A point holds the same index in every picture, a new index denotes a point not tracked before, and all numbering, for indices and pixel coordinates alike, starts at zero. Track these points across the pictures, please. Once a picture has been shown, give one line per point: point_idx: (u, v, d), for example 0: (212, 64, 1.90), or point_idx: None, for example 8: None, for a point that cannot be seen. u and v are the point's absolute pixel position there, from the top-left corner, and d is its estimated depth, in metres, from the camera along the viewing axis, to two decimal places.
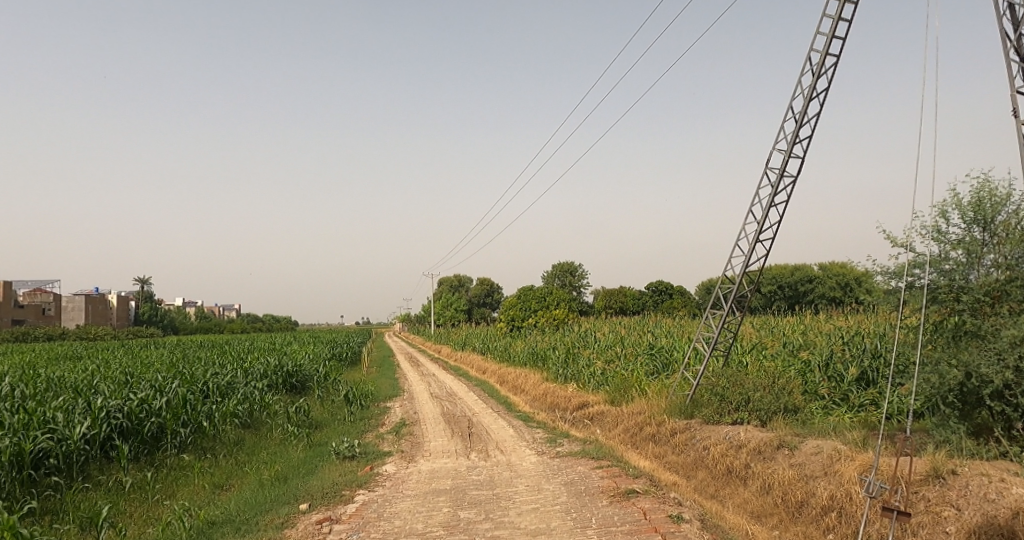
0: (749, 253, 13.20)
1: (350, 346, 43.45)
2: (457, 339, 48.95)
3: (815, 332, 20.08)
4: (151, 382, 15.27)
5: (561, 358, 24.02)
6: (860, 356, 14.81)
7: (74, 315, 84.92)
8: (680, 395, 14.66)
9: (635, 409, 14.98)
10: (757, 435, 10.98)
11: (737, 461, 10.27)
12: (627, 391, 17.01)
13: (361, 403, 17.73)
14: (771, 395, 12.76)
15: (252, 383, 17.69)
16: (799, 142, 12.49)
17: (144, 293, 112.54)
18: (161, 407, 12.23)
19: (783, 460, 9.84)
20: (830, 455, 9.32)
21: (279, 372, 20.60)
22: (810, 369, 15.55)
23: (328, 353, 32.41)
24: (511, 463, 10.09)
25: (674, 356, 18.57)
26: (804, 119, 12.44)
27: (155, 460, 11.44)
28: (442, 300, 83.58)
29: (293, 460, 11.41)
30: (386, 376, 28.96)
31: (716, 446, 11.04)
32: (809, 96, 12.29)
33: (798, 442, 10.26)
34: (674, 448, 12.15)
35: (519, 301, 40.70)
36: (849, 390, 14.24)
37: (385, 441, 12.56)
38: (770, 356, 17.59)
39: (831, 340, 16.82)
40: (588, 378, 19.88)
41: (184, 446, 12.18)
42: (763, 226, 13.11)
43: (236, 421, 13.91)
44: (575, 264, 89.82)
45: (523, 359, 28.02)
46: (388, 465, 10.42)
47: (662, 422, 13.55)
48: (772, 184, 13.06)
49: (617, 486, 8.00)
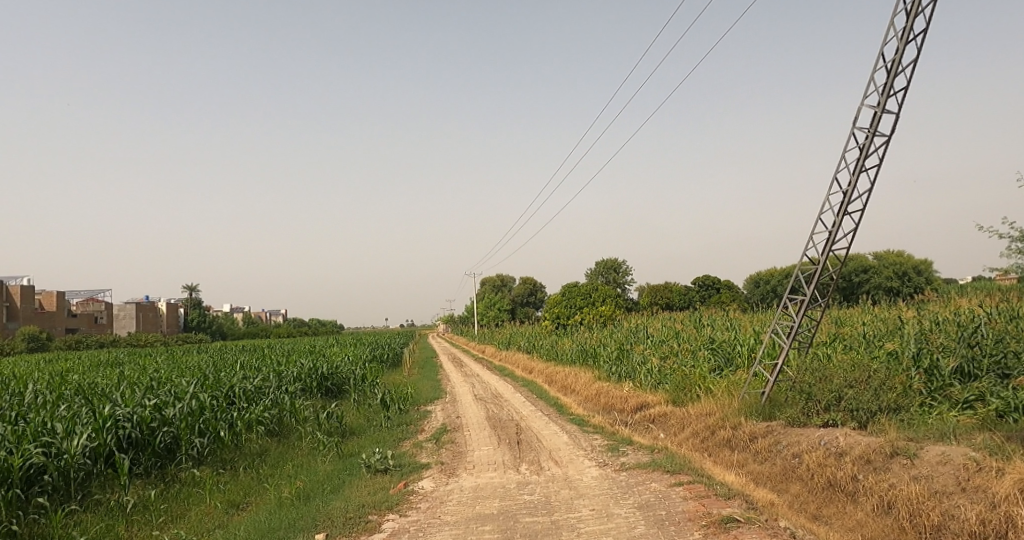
0: (834, 226, 11.36)
1: (391, 347, 42.39)
2: (500, 339, 47.56)
3: (894, 321, 17.95)
4: (174, 387, 14.28)
5: (612, 355, 22.33)
6: (957, 347, 12.85)
7: (126, 322, 86.61)
8: (755, 394, 12.85)
9: (703, 410, 13.28)
10: (861, 440, 9.16)
11: (839, 472, 8.51)
12: (690, 391, 15.33)
13: (398, 407, 16.43)
14: (869, 392, 10.83)
15: (283, 387, 16.57)
16: (893, 95, 10.59)
17: (193, 300, 114.75)
18: (174, 416, 11.25)
19: (901, 471, 8.05)
20: (967, 465, 7.52)
21: (314, 375, 19.51)
22: (899, 360, 13.60)
23: (367, 355, 31.30)
24: (568, 478, 8.56)
25: (739, 349, 16.76)
26: (898, 68, 10.54)
27: (167, 475, 10.44)
28: (483, 300, 82.60)
29: (319, 475, 10.14)
30: (428, 377, 27.78)
31: (810, 453, 9.30)
32: (905, 39, 10.40)
33: (916, 447, 8.45)
34: (755, 456, 10.43)
35: (563, 299, 39.17)
36: (950, 384, 12.20)
37: (423, 451, 11.14)
38: (849, 348, 15.57)
39: (922, 329, 14.74)
40: (644, 376, 18.17)
41: (201, 458, 11.15)
42: (850, 195, 11.23)
43: (261, 430, 12.81)
44: (619, 260, 88.33)
45: (572, 357, 26.41)
46: (424, 481, 8.99)
47: (737, 425, 11.80)
48: (860, 145, 11.17)
49: (707, 511, 6.38)
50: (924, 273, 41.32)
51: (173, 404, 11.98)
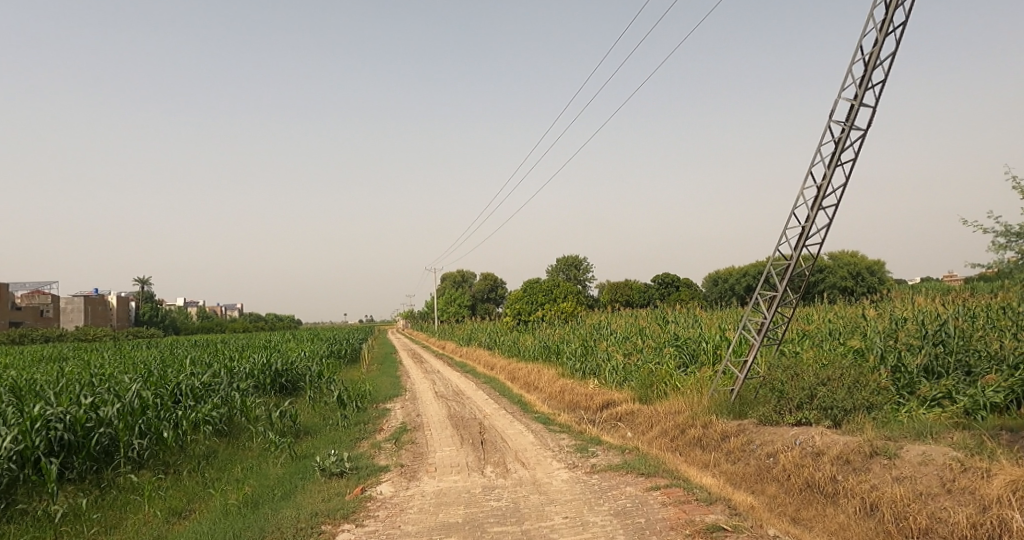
0: (807, 222, 11.09)
1: (350, 343, 41.31)
2: (461, 335, 46.88)
3: (857, 319, 17.97)
4: (113, 384, 13.30)
5: (576, 352, 21.95)
6: (924, 345, 12.77)
7: (72, 316, 82.96)
8: (725, 392, 12.57)
9: (672, 408, 12.94)
10: (838, 440, 8.88)
11: (817, 473, 8.21)
12: (657, 389, 15.00)
13: (355, 405, 15.69)
14: (843, 390, 10.58)
15: (234, 384, 15.65)
16: (869, 88, 10.32)
17: (144, 293, 110.76)
18: (113, 415, 10.38)
19: (881, 472, 7.78)
20: (950, 465, 7.27)
21: (267, 371, 18.59)
22: (867, 357, 13.48)
23: (325, 351, 30.31)
24: (537, 481, 8.06)
25: (705, 346, 16.53)
26: (876, 61, 10.28)
27: (103, 480, 9.60)
28: (444, 297, 81.70)
29: (269, 479, 9.42)
30: (387, 374, 27.00)
31: (786, 453, 9.00)
32: (884, 31, 10.13)
33: (895, 446, 8.21)
34: (727, 455, 10.10)
35: (525, 295, 38.76)
36: (918, 381, 12.09)
37: (381, 453, 10.49)
38: (815, 345, 15.47)
39: (887, 326, 14.69)
40: (609, 373, 17.81)
41: (141, 461, 10.32)
42: (824, 189, 10.94)
43: (208, 429, 11.98)
44: (581, 257, 88.46)
45: (534, 354, 25.99)
46: (383, 485, 8.39)
47: (707, 423, 11.49)
48: (835, 139, 10.89)
49: (690, 519, 5.96)
50: (876, 273, 42.23)
51: (112, 402, 11.08)
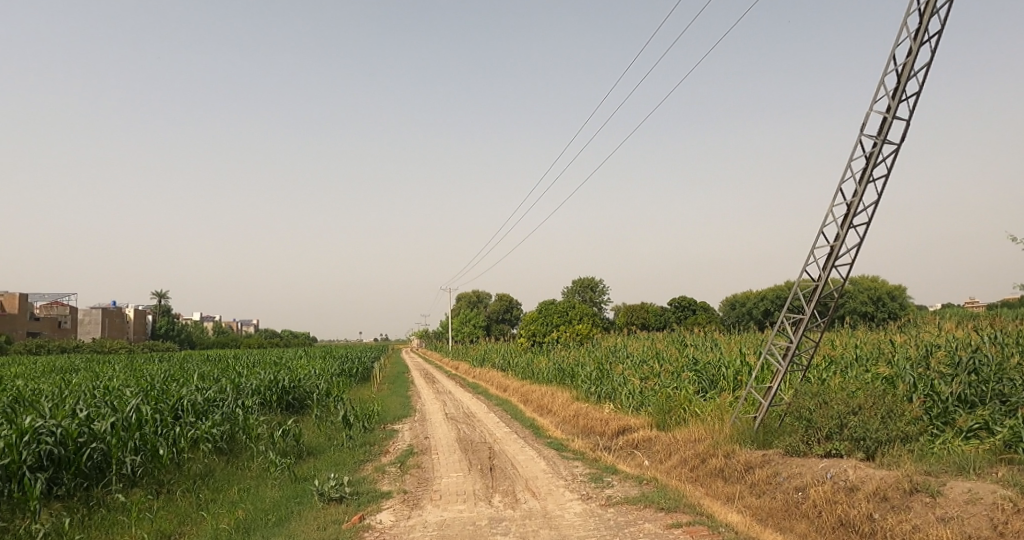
0: (837, 240, 10.54)
1: (362, 361, 40.94)
2: (475, 355, 46.37)
3: (884, 344, 17.24)
4: (114, 398, 12.95)
5: (591, 375, 21.32)
6: (958, 372, 12.04)
7: (91, 328, 83.57)
8: (749, 420, 11.91)
9: (692, 436, 12.30)
10: (873, 474, 8.22)
11: (852, 510, 7.57)
12: (676, 415, 14.36)
13: (362, 426, 15.20)
14: (876, 420, 9.92)
15: (239, 401, 15.25)
16: (903, 100, 9.81)
17: (162, 307, 111.70)
18: (107, 430, 10.00)
19: (923, 512, 7.13)
20: (1001, 506, 6.62)
21: (274, 388, 18.19)
22: (897, 384, 12.77)
23: (336, 369, 29.92)
24: (547, 514, 7.52)
25: (726, 370, 15.86)
26: (909, 71, 9.78)
27: (92, 498, 9.18)
28: (459, 316, 81.27)
29: (265, 502, 8.94)
30: (398, 394, 26.51)
31: (816, 488, 8.37)
32: (918, 41, 9.64)
33: (937, 483, 7.54)
34: (752, 488, 9.47)
35: (540, 315, 38.22)
36: (953, 410, 11.36)
37: (385, 477, 9.98)
38: (841, 371, 14.77)
39: (917, 352, 13.98)
40: (626, 397, 17.18)
41: (135, 479, 9.90)
42: (855, 207, 10.41)
43: (208, 447, 11.56)
44: (596, 279, 87.75)
45: (548, 376, 25.39)
46: (383, 513, 7.87)
47: (730, 453, 10.85)
48: (866, 154, 10.36)
49: None
50: (898, 298, 41.21)
51: (108, 416, 10.70)
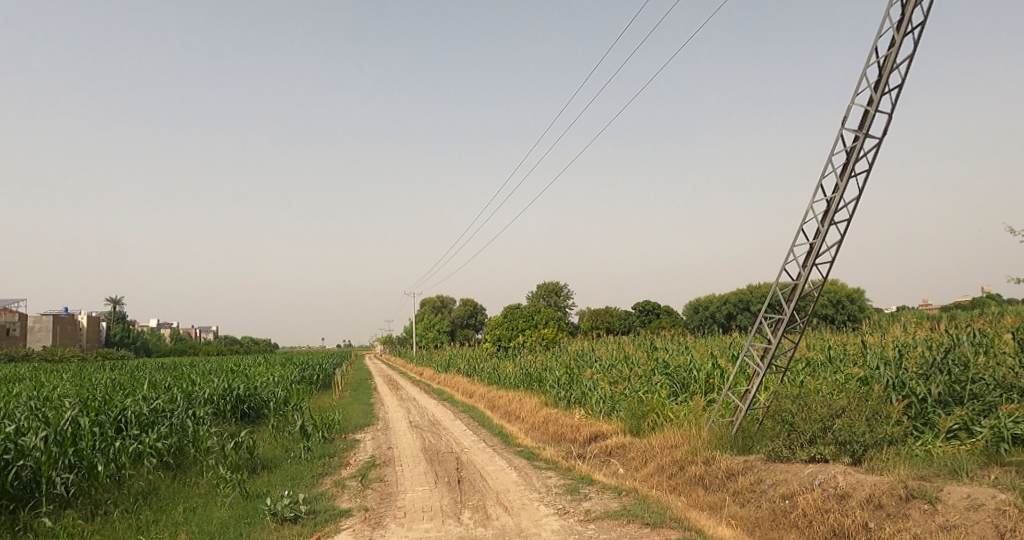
0: (817, 238, 10.22)
1: (323, 368, 39.70)
2: (440, 360, 45.49)
3: (854, 346, 17.03)
4: (49, 409, 11.88)
5: (560, 380, 20.78)
6: (934, 371, 11.81)
7: (40, 336, 79.99)
8: (727, 425, 11.50)
9: (668, 442, 11.83)
10: (863, 480, 7.84)
11: (846, 519, 7.16)
12: (649, 421, 13.91)
13: (321, 436, 14.34)
14: (862, 423, 9.57)
15: (189, 411, 14.27)
16: (886, 93, 9.53)
17: (115, 313, 107.63)
18: (36, 445, 9.03)
19: (923, 520, 6.76)
20: (1005, 512, 6.29)
21: (228, 397, 17.20)
22: (873, 383, 12.52)
23: (295, 376, 28.79)
24: (524, 531, 6.91)
25: (697, 374, 15.47)
26: (892, 63, 9.50)
27: (15, 523, 8.22)
28: (424, 321, 80.15)
29: (212, 524, 8.11)
30: (361, 401, 25.57)
31: (804, 495, 7.95)
32: (901, 32, 9.36)
33: (933, 488, 7.18)
34: (735, 497, 9.03)
35: (505, 320, 37.61)
36: (932, 411, 11.11)
37: (346, 493, 9.23)
38: (814, 373, 14.51)
39: (891, 352, 13.76)
40: (597, 402, 16.67)
41: (67, 500, 8.95)
42: (836, 203, 10.09)
43: (152, 462, 10.63)
44: (561, 283, 87.68)
45: (515, 382, 24.77)
46: (343, 535, 7.14)
47: (709, 460, 10.41)
48: (847, 148, 10.06)
49: None
50: (857, 301, 41.83)
51: (38, 429, 9.71)
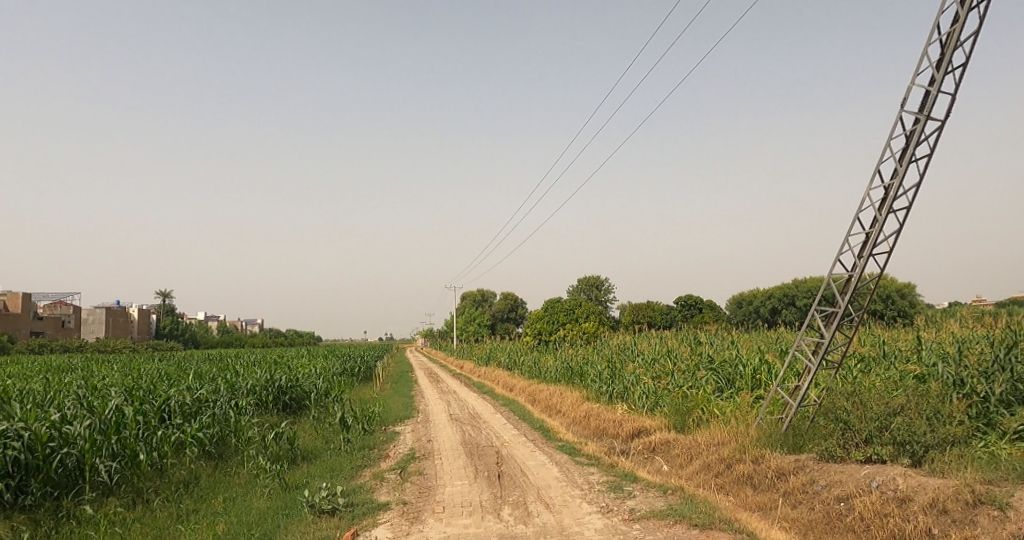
0: (874, 226, 9.68)
1: (365, 361, 40.11)
2: (480, 354, 45.46)
3: (910, 341, 16.23)
4: (97, 397, 12.15)
5: (601, 374, 20.41)
6: (999, 367, 11.07)
7: (97, 327, 83.09)
8: (778, 423, 11.01)
9: (715, 439, 11.41)
10: (926, 483, 7.35)
11: (907, 524, 6.71)
12: (694, 417, 13.48)
13: (361, 428, 14.34)
14: (922, 422, 9.03)
15: (232, 401, 14.45)
16: (949, 72, 8.92)
17: (167, 306, 111.15)
18: (82, 434, 9.18)
19: (993, 528, 6.28)
20: None
21: (270, 388, 17.41)
22: (932, 380, 11.84)
23: (338, 368, 29.06)
24: (565, 530, 6.65)
25: (744, 369, 14.94)
26: (956, 40, 8.89)
27: (60, 510, 8.36)
28: (464, 315, 80.41)
29: (250, 515, 8.10)
30: (401, 394, 25.65)
31: (861, 498, 7.51)
32: (967, 6, 8.74)
33: (1005, 494, 6.67)
34: (786, 497, 8.61)
35: (545, 314, 37.31)
36: (997, 411, 10.43)
37: (383, 486, 9.14)
38: (868, 369, 13.85)
39: (951, 348, 13.01)
40: (639, 398, 16.27)
41: (110, 487, 9.08)
42: (894, 189, 9.53)
43: (194, 451, 10.75)
44: (601, 277, 86.81)
45: (555, 376, 24.48)
46: (379, 529, 7.01)
47: (758, 458, 9.98)
48: (906, 132, 9.48)
49: None
50: (909, 297, 40.18)
51: (85, 417, 9.88)
